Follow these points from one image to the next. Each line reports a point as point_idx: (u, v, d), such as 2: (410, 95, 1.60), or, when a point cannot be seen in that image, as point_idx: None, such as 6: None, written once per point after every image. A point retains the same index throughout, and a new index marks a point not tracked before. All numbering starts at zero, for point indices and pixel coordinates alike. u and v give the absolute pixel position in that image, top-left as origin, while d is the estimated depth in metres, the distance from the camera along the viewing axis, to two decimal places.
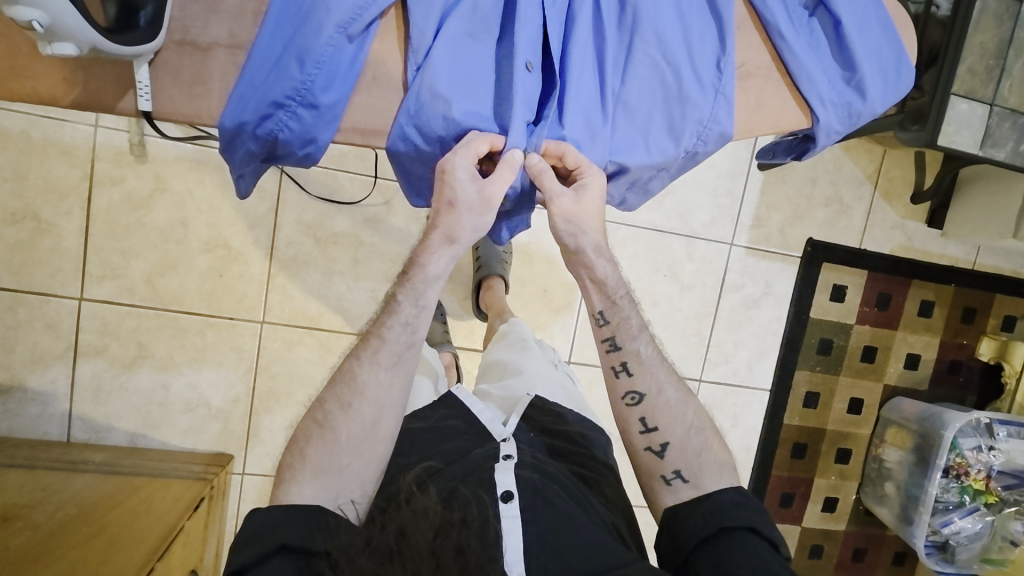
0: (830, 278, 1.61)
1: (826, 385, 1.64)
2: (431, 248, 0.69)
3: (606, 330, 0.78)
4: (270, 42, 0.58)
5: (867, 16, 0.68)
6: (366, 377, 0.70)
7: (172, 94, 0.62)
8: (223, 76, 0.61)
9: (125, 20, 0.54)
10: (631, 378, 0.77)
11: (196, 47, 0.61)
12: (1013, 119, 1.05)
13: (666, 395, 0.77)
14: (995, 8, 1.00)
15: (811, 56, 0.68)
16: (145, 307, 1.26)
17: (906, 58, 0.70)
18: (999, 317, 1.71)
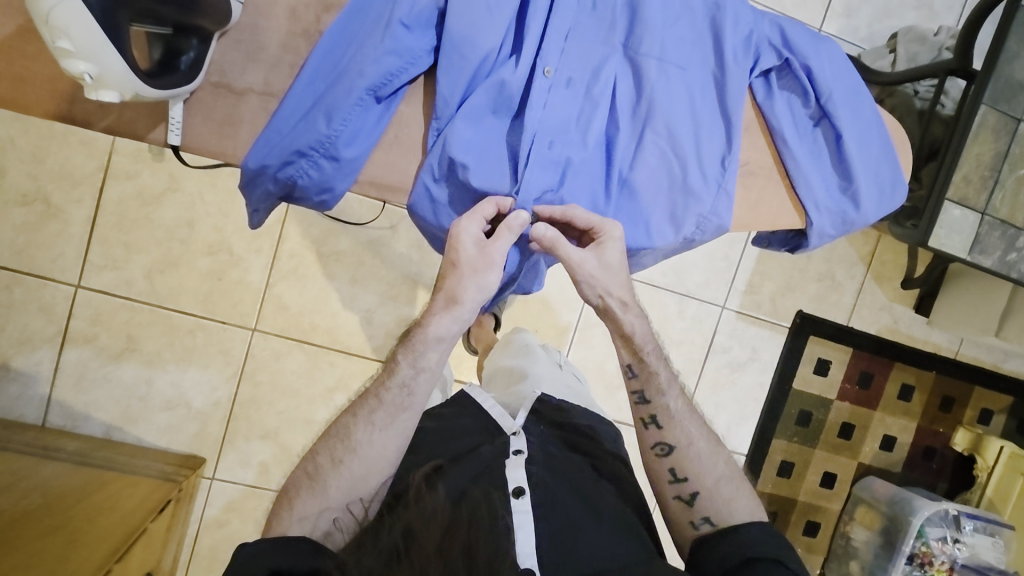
0: (816, 351, 1.64)
1: (801, 456, 1.66)
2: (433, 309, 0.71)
3: (636, 383, 0.81)
4: (304, 94, 0.61)
5: (869, 133, 0.72)
6: (359, 436, 0.72)
7: (201, 131, 0.64)
8: (253, 121, 0.64)
9: (169, 62, 0.57)
10: (661, 430, 0.79)
11: (230, 90, 0.63)
12: (1003, 229, 1.07)
13: (695, 447, 0.79)
14: (994, 122, 1.04)
15: (811, 163, 0.72)
16: (140, 302, 1.27)
17: (900, 175, 0.74)
18: (976, 409, 1.74)
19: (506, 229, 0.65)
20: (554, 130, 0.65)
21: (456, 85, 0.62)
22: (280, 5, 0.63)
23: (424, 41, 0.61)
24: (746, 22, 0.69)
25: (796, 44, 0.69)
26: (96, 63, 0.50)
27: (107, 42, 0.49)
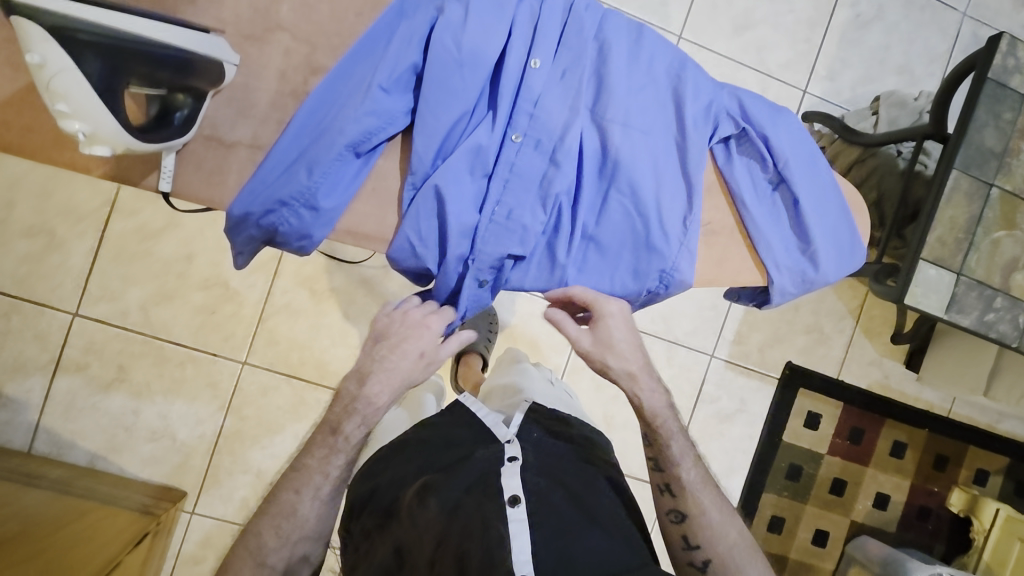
0: (805, 405, 1.64)
1: (792, 511, 1.64)
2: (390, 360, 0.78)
3: (652, 451, 0.87)
4: (289, 147, 0.65)
5: (826, 197, 0.76)
6: (316, 482, 0.78)
7: (191, 179, 0.68)
8: (240, 171, 0.68)
9: (163, 117, 0.62)
10: (675, 499, 0.85)
11: (221, 142, 0.68)
12: (980, 289, 1.08)
13: (708, 517, 0.83)
14: (966, 187, 1.07)
15: (771, 224, 0.76)
16: (134, 333, 1.30)
17: (857, 239, 0.77)
18: (971, 470, 1.72)
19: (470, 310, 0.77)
20: (522, 189, 0.69)
21: (430, 145, 0.66)
22: (270, 68, 0.68)
23: (401, 103, 0.66)
24: (706, 92, 0.73)
25: (754, 115, 0.73)
26: (88, 120, 0.55)
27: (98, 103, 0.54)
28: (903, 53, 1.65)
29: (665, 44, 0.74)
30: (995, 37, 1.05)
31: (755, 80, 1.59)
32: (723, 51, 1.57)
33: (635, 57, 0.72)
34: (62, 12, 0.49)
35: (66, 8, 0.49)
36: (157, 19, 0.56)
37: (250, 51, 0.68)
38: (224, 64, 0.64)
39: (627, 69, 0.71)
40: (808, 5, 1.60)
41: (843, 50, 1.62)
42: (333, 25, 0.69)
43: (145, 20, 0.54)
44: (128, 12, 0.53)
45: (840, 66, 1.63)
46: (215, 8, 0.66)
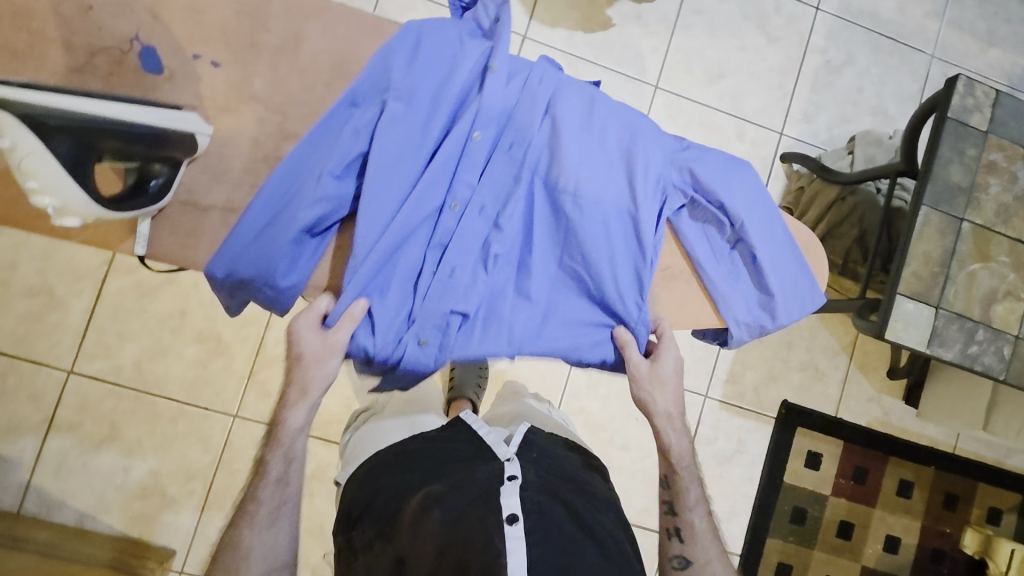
0: (804, 444, 1.61)
1: (799, 558, 1.60)
2: (290, 403, 0.82)
3: (666, 495, 0.94)
4: (250, 225, 0.73)
5: (780, 251, 0.84)
6: (250, 540, 0.81)
7: (167, 242, 0.74)
8: (213, 233, 0.75)
9: (138, 187, 0.67)
10: (682, 544, 0.90)
11: (196, 206, 0.74)
12: (960, 322, 1.08)
13: (711, 567, 0.89)
14: (937, 222, 1.08)
15: (726, 280, 0.84)
16: (128, 388, 1.32)
17: (807, 276, 0.85)
18: (983, 508, 1.67)
19: (348, 316, 0.73)
20: (471, 261, 0.77)
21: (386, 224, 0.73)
22: (244, 137, 0.73)
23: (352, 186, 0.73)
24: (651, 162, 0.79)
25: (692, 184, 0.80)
26: (58, 195, 0.58)
27: (71, 180, 0.58)
28: (876, 95, 1.70)
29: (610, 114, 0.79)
30: (952, 79, 1.09)
31: (732, 126, 1.65)
32: (699, 100, 1.63)
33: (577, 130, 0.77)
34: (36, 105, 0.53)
35: (39, 99, 0.53)
36: (125, 102, 0.61)
37: (225, 122, 0.73)
38: (197, 135, 0.70)
39: (571, 143, 0.77)
40: (779, 52, 1.67)
41: (816, 94, 1.68)
42: (303, 96, 0.74)
43: (114, 105, 0.59)
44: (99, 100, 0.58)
45: (814, 109, 1.68)
46: (193, 84, 0.72)
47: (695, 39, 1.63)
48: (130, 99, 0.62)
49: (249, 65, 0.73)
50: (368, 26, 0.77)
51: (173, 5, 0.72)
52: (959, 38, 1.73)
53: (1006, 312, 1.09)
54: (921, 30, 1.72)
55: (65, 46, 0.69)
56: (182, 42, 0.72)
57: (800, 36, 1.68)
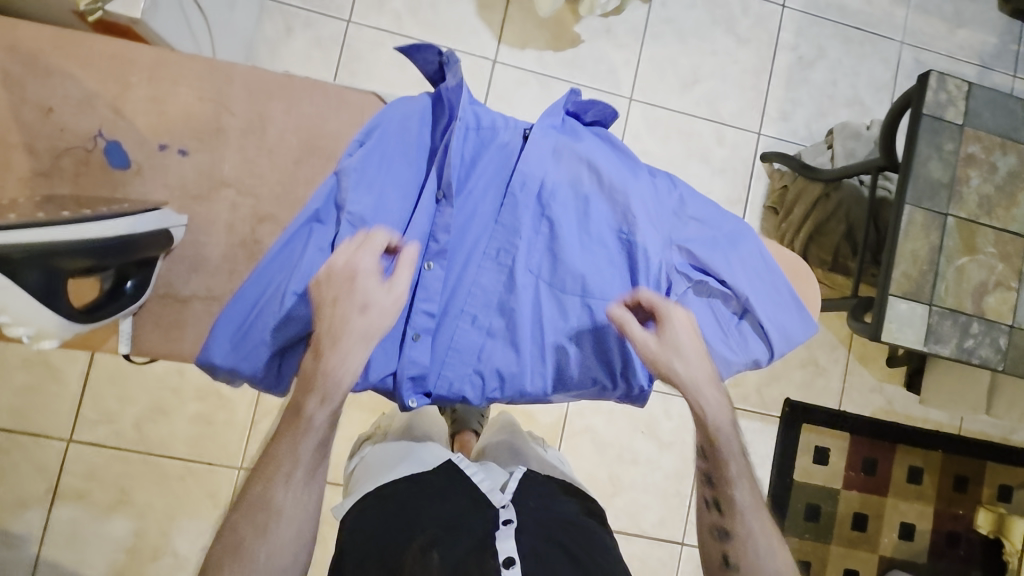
0: (812, 440, 1.62)
1: (817, 554, 1.60)
2: (340, 349, 0.66)
3: (707, 465, 0.78)
4: (221, 348, 0.72)
5: (779, 295, 0.80)
6: (282, 499, 0.69)
7: (151, 336, 0.79)
8: (198, 322, 0.79)
9: (115, 290, 0.71)
10: (723, 517, 0.76)
11: (176, 297, 0.79)
12: (953, 317, 1.08)
13: (755, 539, 0.75)
14: (922, 219, 1.09)
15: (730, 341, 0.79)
16: (130, 451, 1.30)
17: (811, 324, 0.80)
18: (993, 486, 1.68)
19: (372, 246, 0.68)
20: (459, 361, 0.73)
21: None
22: (219, 223, 0.80)
23: None
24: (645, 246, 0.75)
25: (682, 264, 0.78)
26: (33, 323, 0.61)
27: (47, 306, 0.61)
28: (851, 86, 1.71)
29: (580, 191, 0.76)
30: (924, 76, 1.09)
31: (711, 130, 1.65)
32: (676, 107, 1.63)
33: (544, 213, 0.75)
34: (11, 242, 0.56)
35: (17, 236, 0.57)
36: (93, 221, 0.65)
37: (197, 209, 0.79)
38: (171, 229, 0.75)
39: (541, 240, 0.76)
40: (750, 53, 1.67)
41: (791, 91, 1.69)
42: (274, 174, 0.81)
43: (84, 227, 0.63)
44: (69, 225, 0.62)
45: (791, 106, 1.69)
46: (161, 174, 0.78)
47: (668, 48, 1.63)
48: (95, 216, 0.65)
49: (215, 149, 0.80)
50: (332, 98, 0.82)
51: (135, 101, 0.78)
52: (927, 22, 1.73)
53: (998, 302, 1.10)
54: (888, 18, 1.72)
55: (29, 150, 0.76)
56: (148, 134, 0.78)
57: (770, 35, 1.68)
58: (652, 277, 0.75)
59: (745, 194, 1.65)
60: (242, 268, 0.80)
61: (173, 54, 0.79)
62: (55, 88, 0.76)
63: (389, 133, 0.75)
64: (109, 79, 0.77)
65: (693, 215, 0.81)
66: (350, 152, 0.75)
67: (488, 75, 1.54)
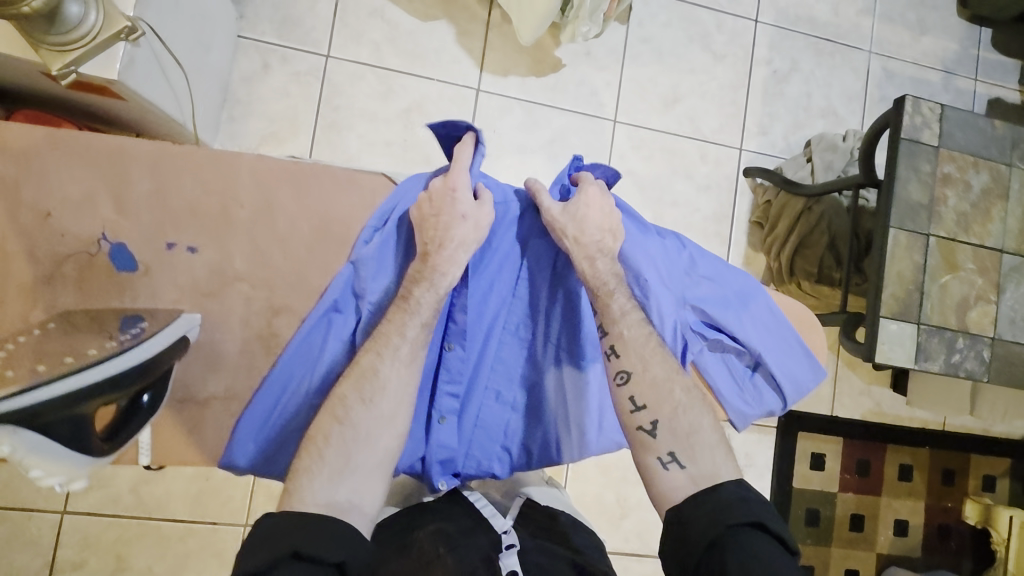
0: (807, 447, 1.66)
1: (818, 557, 1.65)
2: (450, 257, 0.76)
3: (606, 338, 0.79)
4: (243, 450, 0.77)
5: (790, 343, 0.89)
6: (387, 372, 0.74)
7: (168, 444, 0.78)
8: (217, 424, 0.79)
9: (132, 406, 0.69)
10: (621, 360, 0.77)
11: (195, 400, 0.78)
12: (940, 333, 1.12)
13: (652, 373, 0.77)
14: (906, 240, 1.12)
15: (741, 390, 0.88)
16: (128, 518, 1.27)
17: (822, 371, 0.88)
18: (978, 477, 1.74)
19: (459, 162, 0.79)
20: (483, 435, 0.86)
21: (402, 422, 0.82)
22: (233, 318, 0.78)
23: None
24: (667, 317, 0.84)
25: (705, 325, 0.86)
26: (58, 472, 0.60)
27: (68, 453, 0.61)
28: (825, 97, 1.73)
29: None
30: (900, 100, 1.12)
31: (694, 149, 1.65)
32: (659, 126, 1.62)
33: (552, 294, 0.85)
34: (21, 411, 0.55)
35: (24, 402, 0.56)
36: (105, 360, 0.63)
37: (209, 305, 0.77)
38: (188, 333, 0.74)
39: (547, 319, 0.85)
40: (726, 69, 1.67)
41: (768, 105, 1.70)
42: (287, 263, 0.78)
43: (91, 371, 0.61)
44: (73, 372, 0.60)
45: (768, 120, 1.70)
46: (171, 272, 0.76)
47: (645, 67, 1.61)
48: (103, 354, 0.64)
49: (224, 242, 0.77)
50: (342, 181, 0.80)
51: (137, 196, 0.74)
52: (893, 30, 1.77)
53: (981, 315, 1.14)
54: (856, 28, 1.75)
55: (30, 256, 0.72)
56: (154, 233, 0.75)
57: (745, 51, 1.69)
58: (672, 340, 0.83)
59: (730, 210, 1.67)
60: (261, 363, 0.79)
61: (174, 143, 0.76)
62: (51, 191, 0.72)
63: (405, 215, 0.80)
64: (108, 176, 0.74)
65: (704, 275, 0.87)
66: (367, 238, 0.79)
67: (472, 105, 1.50)
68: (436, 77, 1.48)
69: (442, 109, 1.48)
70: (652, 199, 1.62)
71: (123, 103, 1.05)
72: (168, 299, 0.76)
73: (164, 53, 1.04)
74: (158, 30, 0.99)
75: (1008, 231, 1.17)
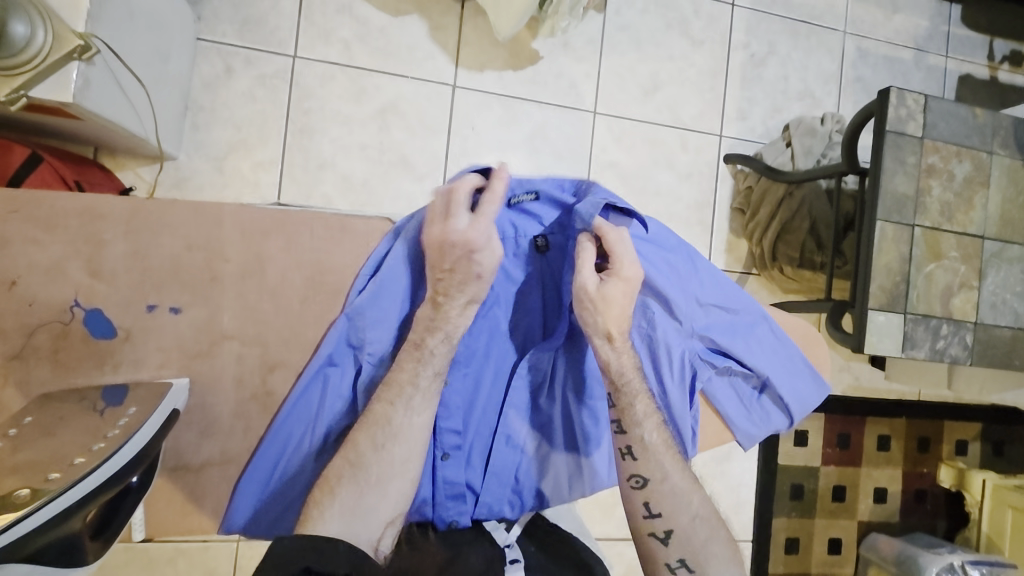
0: (793, 426, 1.70)
1: (803, 529, 1.72)
2: (456, 310, 0.77)
3: (614, 413, 0.82)
4: (243, 511, 0.77)
5: (797, 364, 0.90)
6: (399, 422, 0.75)
7: (164, 512, 0.75)
8: (216, 489, 0.76)
9: (121, 491, 0.63)
10: (637, 463, 0.80)
11: (188, 467, 0.75)
12: (925, 322, 1.15)
13: (670, 482, 0.80)
14: (893, 234, 1.13)
15: (744, 412, 0.89)
16: (114, 545, 1.22)
17: (824, 390, 0.90)
18: (951, 442, 1.83)
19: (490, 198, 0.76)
20: (492, 475, 0.85)
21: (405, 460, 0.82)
22: (225, 377, 0.74)
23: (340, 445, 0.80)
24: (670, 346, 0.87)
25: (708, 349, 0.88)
26: None
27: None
28: (801, 80, 1.72)
29: None
30: (884, 94, 1.12)
31: (675, 137, 1.63)
32: (639, 116, 1.60)
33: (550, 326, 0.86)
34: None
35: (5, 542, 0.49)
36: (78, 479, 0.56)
37: (199, 367, 0.73)
38: (179, 405, 0.70)
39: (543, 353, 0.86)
40: (705, 55, 1.65)
41: (746, 90, 1.69)
42: (280, 317, 0.74)
43: (78, 485, 0.55)
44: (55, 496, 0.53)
45: (747, 105, 1.69)
46: (155, 336, 0.71)
47: (623, 57, 1.58)
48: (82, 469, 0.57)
49: (211, 300, 0.72)
50: (333, 227, 0.76)
51: (111, 257, 0.69)
52: (866, 10, 1.77)
53: (964, 302, 1.17)
54: (831, 9, 1.74)
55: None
56: (134, 297, 0.70)
57: (723, 35, 1.66)
58: (675, 370, 0.87)
59: (712, 197, 1.66)
60: (257, 422, 0.76)
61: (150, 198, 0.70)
62: (16, 258, 0.67)
63: (402, 259, 0.78)
64: (77, 239, 0.68)
65: (711, 302, 0.88)
66: (361, 288, 0.76)
67: (449, 103, 1.44)
68: (411, 75, 1.41)
69: (418, 108, 1.42)
70: (635, 190, 1.60)
71: (78, 120, 0.98)
72: (152, 364, 0.72)
73: (119, 67, 0.96)
74: (112, 43, 0.92)
75: (989, 218, 1.20)
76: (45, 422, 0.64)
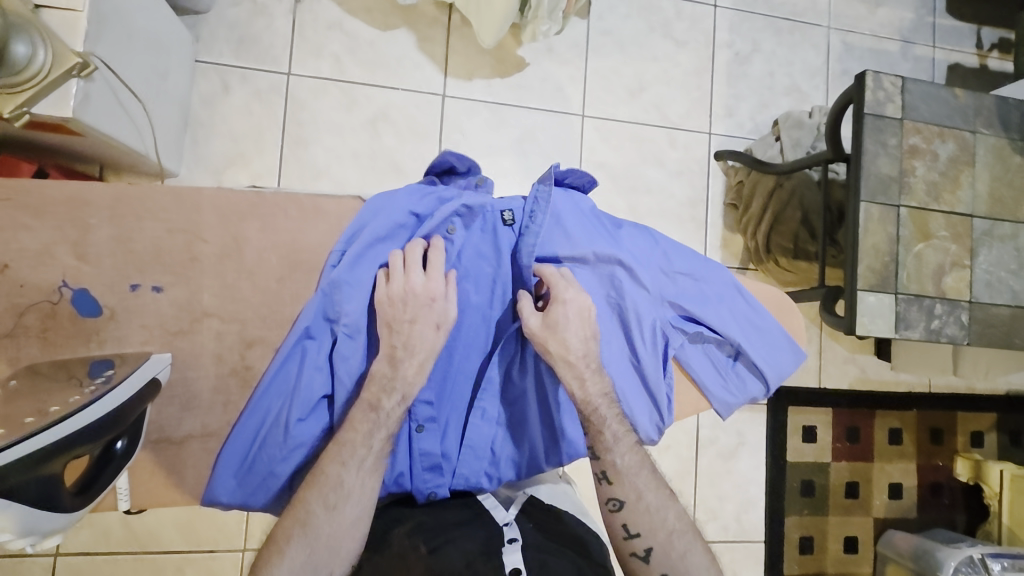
0: (798, 420, 1.68)
1: (817, 527, 1.68)
2: (410, 353, 0.77)
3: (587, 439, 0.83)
4: (224, 486, 0.79)
5: (774, 334, 0.90)
6: (350, 485, 0.74)
7: (147, 489, 0.78)
8: (196, 463, 0.79)
9: (105, 455, 0.67)
10: (612, 487, 0.81)
11: (170, 441, 0.77)
12: (918, 302, 1.14)
13: (645, 501, 0.80)
14: (878, 213, 1.14)
15: (721, 381, 0.90)
16: (122, 554, 1.25)
17: (800, 358, 0.90)
18: (966, 434, 1.78)
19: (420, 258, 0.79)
20: (468, 447, 0.87)
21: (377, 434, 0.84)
22: (205, 354, 0.77)
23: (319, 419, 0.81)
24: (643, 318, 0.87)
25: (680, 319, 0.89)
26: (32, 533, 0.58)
27: (43, 515, 0.58)
28: (787, 75, 1.74)
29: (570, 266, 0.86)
30: (861, 75, 1.14)
31: (663, 136, 1.65)
32: (626, 117, 1.63)
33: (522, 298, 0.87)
34: None
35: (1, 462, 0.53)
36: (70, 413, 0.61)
37: (180, 344, 0.76)
38: (162, 373, 0.74)
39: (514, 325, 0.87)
40: (689, 55, 1.68)
41: (732, 87, 1.71)
42: (257, 296, 0.78)
43: (59, 425, 0.59)
44: (45, 429, 0.58)
45: (734, 102, 1.71)
46: (137, 315, 0.74)
47: (607, 59, 1.61)
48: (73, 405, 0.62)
49: (191, 281, 0.76)
50: (307, 210, 0.79)
51: (97, 240, 0.73)
52: (849, 5, 1.79)
53: (957, 281, 1.16)
54: (812, 6, 1.77)
55: None
56: (117, 276, 0.73)
57: (706, 36, 1.69)
58: (648, 341, 0.87)
59: (704, 194, 1.68)
60: (237, 397, 0.79)
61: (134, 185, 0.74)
62: (7, 242, 0.70)
63: (372, 234, 0.79)
64: (65, 223, 0.72)
65: (681, 271, 0.89)
66: (334, 262, 0.78)
67: (439, 111, 1.49)
68: (401, 86, 1.46)
69: (408, 117, 1.46)
70: (626, 189, 1.62)
71: (82, 138, 1.03)
72: (135, 343, 0.75)
73: (120, 86, 1.02)
74: (113, 65, 0.98)
75: (977, 195, 1.19)
76: (30, 391, 0.66)
